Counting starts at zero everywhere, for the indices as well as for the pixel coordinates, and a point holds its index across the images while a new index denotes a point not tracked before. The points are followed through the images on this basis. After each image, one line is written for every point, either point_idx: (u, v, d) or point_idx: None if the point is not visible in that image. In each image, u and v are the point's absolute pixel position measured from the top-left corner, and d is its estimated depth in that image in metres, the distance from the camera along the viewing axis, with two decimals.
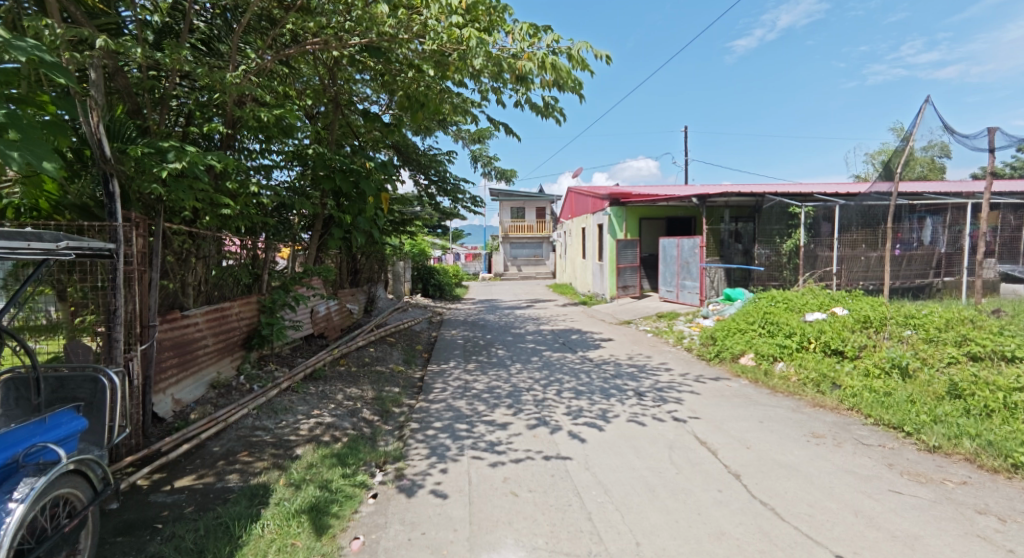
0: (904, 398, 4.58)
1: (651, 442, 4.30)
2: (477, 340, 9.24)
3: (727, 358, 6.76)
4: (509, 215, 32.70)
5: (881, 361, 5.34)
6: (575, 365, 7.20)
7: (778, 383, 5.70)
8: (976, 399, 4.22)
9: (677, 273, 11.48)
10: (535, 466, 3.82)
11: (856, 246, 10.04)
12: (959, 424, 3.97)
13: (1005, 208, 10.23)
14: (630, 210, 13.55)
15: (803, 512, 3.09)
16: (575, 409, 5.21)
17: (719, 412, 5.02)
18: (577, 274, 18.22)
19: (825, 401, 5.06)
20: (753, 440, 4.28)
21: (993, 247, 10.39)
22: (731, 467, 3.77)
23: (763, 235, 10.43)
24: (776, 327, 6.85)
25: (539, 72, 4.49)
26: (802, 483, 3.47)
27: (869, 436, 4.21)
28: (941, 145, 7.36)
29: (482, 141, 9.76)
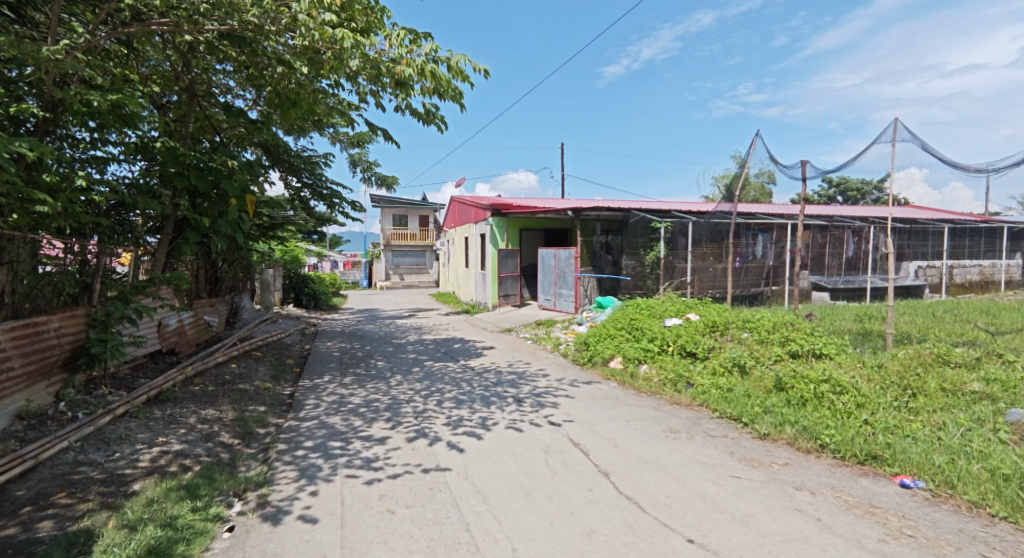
0: (742, 393, 5.25)
1: (528, 448, 4.42)
2: (355, 352, 8.82)
3: (599, 362, 7.23)
4: (390, 222, 31.86)
5: (725, 360, 6.08)
6: (457, 374, 7.19)
7: (643, 384, 6.22)
8: (794, 391, 4.96)
9: (554, 282, 12.05)
10: (413, 480, 3.72)
11: (705, 258, 11.41)
12: (782, 414, 4.64)
13: (814, 229, 12.30)
14: (511, 221, 13.92)
15: (662, 502, 3.38)
16: (456, 418, 5.20)
17: (592, 414, 5.33)
18: (460, 282, 18.25)
19: (681, 399, 5.61)
20: (620, 439, 4.60)
21: (806, 261, 12.41)
22: (601, 466, 4.02)
23: (630, 247, 11.12)
24: (640, 332, 7.48)
25: (418, 79, 4.46)
26: (661, 476, 3.80)
27: (715, 429, 4.76)
28: (768, 173, 8.57)
29: (361, 145, 9.42)
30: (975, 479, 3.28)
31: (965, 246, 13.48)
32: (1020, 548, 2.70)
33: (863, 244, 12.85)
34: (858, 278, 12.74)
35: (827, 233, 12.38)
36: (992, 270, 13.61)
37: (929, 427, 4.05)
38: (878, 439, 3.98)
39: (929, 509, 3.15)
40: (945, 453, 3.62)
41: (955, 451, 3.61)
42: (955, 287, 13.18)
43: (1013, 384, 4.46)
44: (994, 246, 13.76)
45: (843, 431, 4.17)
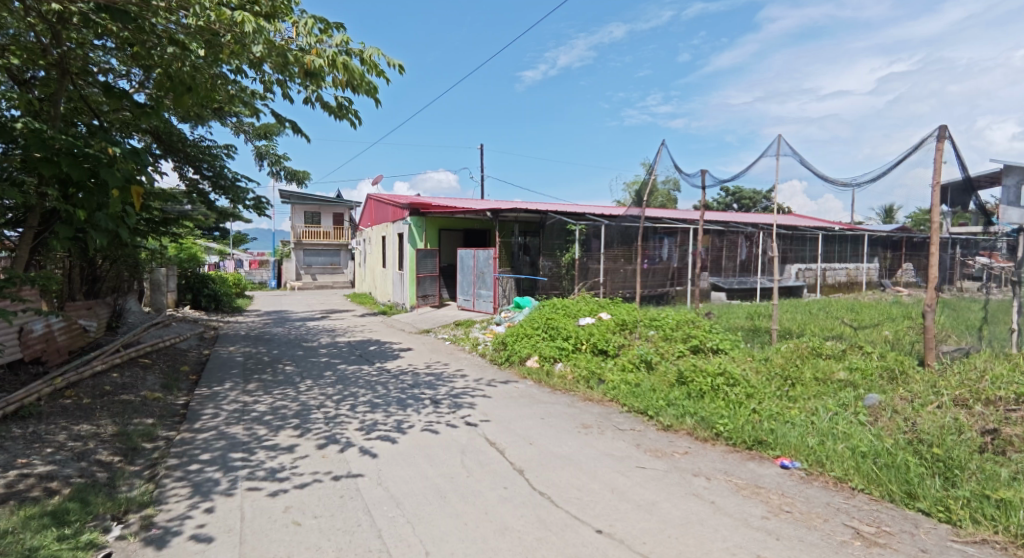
0: (648, 388, 5.57)
1: (444, 449, 4.38)
2: (260, 357, 8.27)
3: (516, 361, 7.36)
4: (302, 219, 30.27)
5: (633, 357, 6.41)
6: (372, 377, 6.97)
7: (557, 382, 6.40)
8: (694, 384, 5.34)
9: (473, 282, 12.06)
10: (322, 489, 3.55)
11: (616, 260, 11.96)
12: (683, 406, 4.97)
13: (713, 233, 13.31)
14: (429, 220, 13.74)
15: (573, 496, 3.49)
16: (370, 423, 5.04)
17: (507, 413, 5.39)
18: (377, 282, 17.73)
19: (593, 395, 5.85)
20: (535, 436, 4.69)
21: (707, 263, 13.37)
22: (516, 463, 4.08)
23: (546, 249, 11.57)
24: (556, 331, 7.67)
25: (330, 70, 4.27)
26: (573, 470, 3.92)
27: (623, 422, 5.01)
28: (673, 180, 9.15)
29: (269, 137, 8.86)
30: (839, 457, 3.71)
31: (835, 251, 15.22)
32: (874, 515, 3.09)
33: (754, 249, 14.09)
34: (750, 279, 13.96)
35: (724, 238, 13.46)
36: (857, 272, 15.47)
37: (805, 413, 4.52)
38: (764, 425, 4.38)
39: (803, 487, 3.51)
40: (817, 435, 4.06)
41: (825, 433, 4.06)
42: (827, 287, 14.83)
43: (870, 372, 5.09)
44: (858, 251, 15.67)
45: (735, 419, 4.54)
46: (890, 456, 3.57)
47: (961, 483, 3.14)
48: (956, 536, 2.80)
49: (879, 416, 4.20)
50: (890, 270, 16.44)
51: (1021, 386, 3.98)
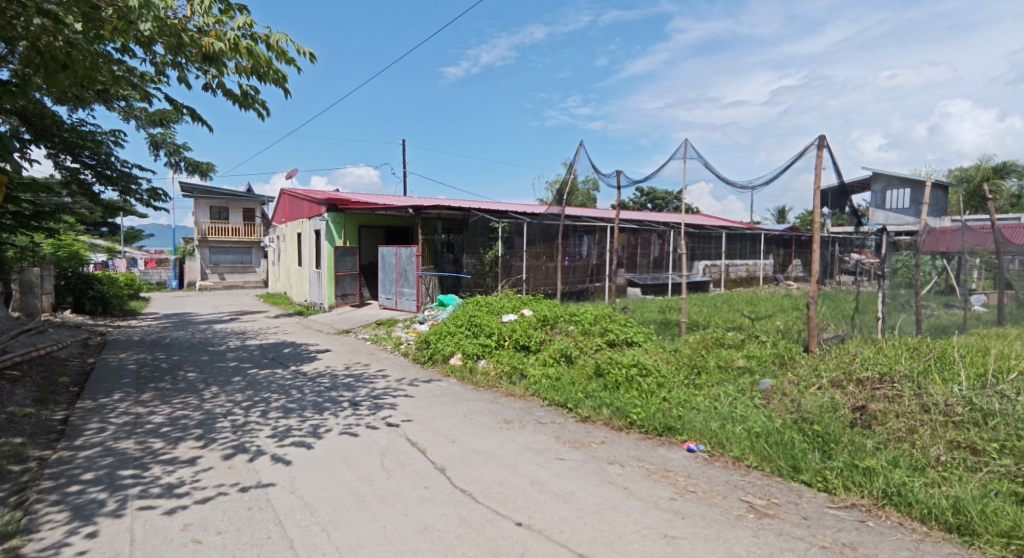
0: (568, 381, 5.74)
1: (363, 452, 4.25)
2: (157, 364, 7.57)
3: (439, 360, 7.36)
4: (207, 214, 28.08)
5: (554, 352, 6.58)
6: (285, 381, 6.61)
7: (480, 379, 6.44)
8: (610, 376, 5.58)
9: (395, 281, 11.80)
10: (227, 502, 3.32)
11: (538, 257, 12.18)
12: (600, 397, 5.18)
13: (628, 232, 13.98)
14: (348, 217, 13.24)
15: (494, 491, 3.52)
16: (282, 429, 4.78)
17: (430, 412, 5.34)
18: (292, 282, 16.84)
19: (515, 390, 5.94)
20: (457, 434, 4.68)
21: (623, 260, 13.98)
22: (437, 462, 4.05)
23: (470, 247, 11.52)
24: (479, 328, 7.68)
25: (231, 55, 3.99)
26: (495, 466, 3.96)
27: (544, 416, 5.13)
28: (592, 180, 9.46)
29: (165, 124, 8.13)
30: (737, 438, 4.03)
31: (737, 249, 16.49)
32: (765, 489, 3.39)
33: (665, 246, 14.95)
34: (662, 276, 14.81)
35: (638, 236, 14.19)
36: (755, 268, 16.86)
37: (709, 399, 4.87)
38: (672, 412, 4.66)
39: (706, 468, 3.78)
40: (719, 419, 4.38)
41: (725, 416, 4.40)
42: (730, 282, 16.03)
43: (764, 359, 5.58)
44: (756, 249, 17.06)
45: (647, 408, 4.79)
46: (779, 434, 3.93)
47: (836, 455, 3.53)
48: (831, 502, 3.15)
49: (771, 398, 4.61)
50: (783, 265, 18.07)
51: (884, 366, 4.53)
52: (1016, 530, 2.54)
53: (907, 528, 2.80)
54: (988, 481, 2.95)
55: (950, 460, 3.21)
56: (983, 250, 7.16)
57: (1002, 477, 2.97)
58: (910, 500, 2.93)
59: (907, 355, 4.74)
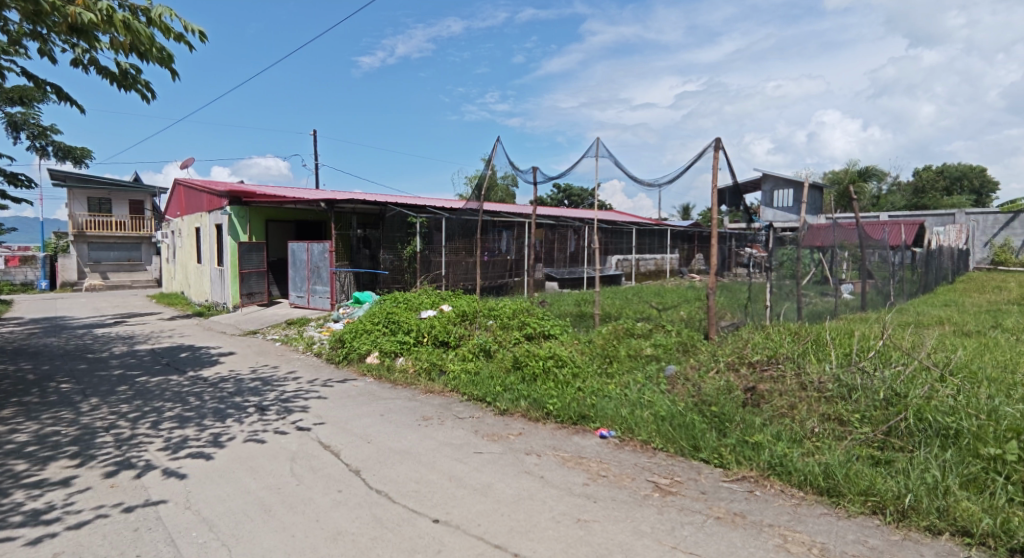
0: (487, 375, 5.78)
1: (270, 459, 4.00)
2: (23, 375, 6.66)
3: (355, 359, 7.12)
4: (84, 206, 25.07)
5: (473, 346, 6.59)
6: (181, 388, 6.08)
7: (398, 377, 6.31)
8: (528, 368, 5.68)
9: (307, 278, 11.23)
10: (109, 525, 3.00)
11: (458, 253, 12.05)
12: (519, 390, 5.26)
13: (545, 227, 14.37)
14: (253, 210, 12.38)
15: (410, 490, 3.46)
16: (177, 440, 4.40)
17: (344, 413, 5.15)
18: (190, 280, 15.48)
19: (434, 387, 5.89)
20: (373, 434, 4.56)
21: (541, 255, 14.34)
22: (352, 464, 3.92)
23: (387, 241, 11.38)
24: (396, 325, 7.51)
25: (104, 29, 3.60)
26: (412, 464, 3.89)
27: (463, 411, 5.14)
28: (511, 176, 9.55)
29: (27, 102, 7.14)
30: (645, 422, 4.26)
31: (646, 244, 17.44)
32: (669, 469, 3.63)
33: (581, 242, 15.50)
34: (578, 270, 15.32)
35: (555, 231, 14.63)
36: (662, 262, 17.94)
37: (620, 386, 5.11)
38: (586, 401, 4.84)
39: (617, 453, 3.97)
40: (628, 405, 4.61)
41: (635, 402, 4.65)
42: (641, 275, 16.93)
43: (669, 347, 5.95)
44: (663, 244, 18.13)
45: (562, 398, 4.94)
46: (681, 416, 4.21)
47: (730, 432, 3.85)
48: (725, 476, 3.43)
49: (675, 384, 4.92)
50: (687, 259, 19.37)
51: (771, 350, 5.00)
52: (872, 488, 2.91)
53: (787, 494, 3.12)
54: (852, 447, 3.35)
55: (822, 430, 3.61)
56: (851, 244, 8.13)
57: (863, 443, 3.38)
58: (790, 469, 3.26)
59: (790, 339, 5.26)
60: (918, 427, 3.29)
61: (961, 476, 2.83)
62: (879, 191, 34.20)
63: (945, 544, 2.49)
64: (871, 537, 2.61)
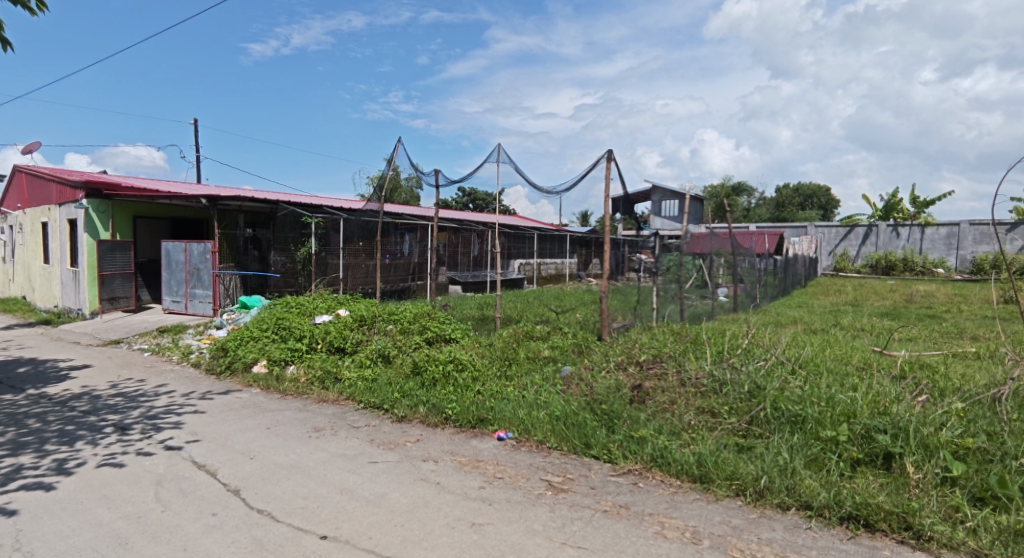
0: (384, 381, 5.61)
1: (129, 485, 3.56)
2: None
3: (239, 369, 6.56)
4: None
5: (371, 352, 6.36)
6: (17, 408, 5.22)
7: (288, 387, 5.92)
8: (427, 373, 5.60)
9: (184, 281, 10.18)
10: None
11: (357, 255, 11.73)
12: (417, 396, 5.16)
13: (449, 231, 14.40)
14: (118, 205, 11.00)
15: (296, 506, 3.25)
16: (8, 470, 3.76)
17: (224, 428, 4.72)
18: (35, 283, 13.38)
19: (328, 396, 5.60)
20: (258, 449, 4.23)
21: (444, 257, 14.36)
22: (230, 483, 3.60)
23: (278, 243, 10.88)
24: (288, 331, 7.06)
25: None
26: (300, 479, 3.66)
27: (358, 420, 4.94)
28: (414, 178, 9.37)
29: None
30: (541, 422, 4.37)
31: (547, 249, 18.00)
32: (562, 467, 3.76)
33: (484, 245, 15.63)
34: (482, 273, 15.43)
35: (458, 235, 14.68)
36: (562, 266, 18.60)
37: (519, 388, 5.21)
38: (485, 404, 4.87)
39: (513, 454, 4.04)
40: (525, 407, 4.71)
41: (532, 404, 4.76)
42: (542, 279, 17.43)
43: (566, 348, 6.19)
44: (563, 249, 18.82)
45: (461, 402, 4.93)
46: (575, 415, 4.38)
47: (618, 429, 4.08)
48: (613, 471, 3.62)
49: (570, 384, 5.12)
50: (585, 264, 20.30)
51: (655, 349, 5.37)
52: (736, 472, 3.22)
53: (666, 484, 3.37)
54: (720, 437, 3.70)
55: (697, 422, 3.94)
56: (725, 251, 8.99)
57: (729, 432, 3.74)
58: (669, 460, 3.52)
59: (672, 339, 5.69)
60: (774, 415, 3.69)
61: (806, 456, 3.23)
62: (748, 205, 38.24)
63: (792, 518, 2.83)
64: (734, 517, 2.89)
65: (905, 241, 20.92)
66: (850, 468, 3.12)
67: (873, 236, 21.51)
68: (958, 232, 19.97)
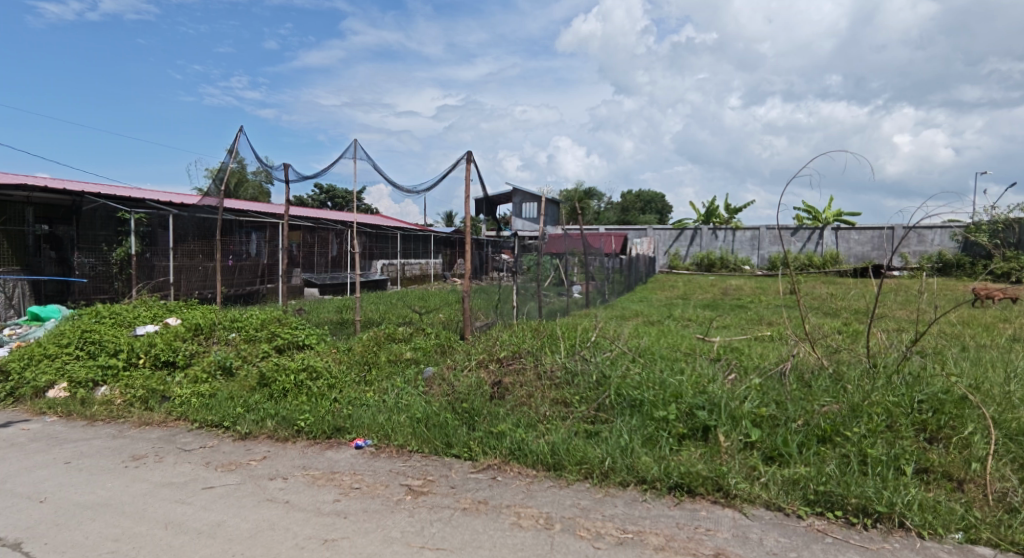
0: (224, 396, 5.02)
1: None
2: None
3: (27, 396, 5.39)
4: None
5: (207, 365, 5.64)
6: None
7: (97, 411, 5.01)
8: (276, 384, 5.14)
9: None
10: None
11: (192, 256, 10.40)
12: (264, 408, 4.72)
13: (303, 230, 13.50)
14: None
15: (104, 552, 2.76)
16: None
17: (2, 469, 3.83)
18: None
19: (152, 417, 4.86)
20: (51, 489, 3.51)
21: (298, 259, 13.45)
22: (9, 537, 2.93)
23: (86, 242, 9.15)
24: (97, 346, 5.99)
25: None
26: (110, 518, 3.12)
27: (190, 441, 4.36)
28: (262, 172, 8.55)
29: None
30: (402, 426, 4.27)
31: (411, 249, 17.72)
32: (422, 469, 3.72)
33: (343, 245, 14.93)
34: (341, 275, 14.67)
35: (313, 234, 13.82)
36: (427, 267, 18.45)
37: (379, 393, 5.04)
38: (342, 411, 4.62)
39: (372, 462, 3.89)
40: (386, 411, 4.57)
41: (392, 408, 4.62)
42: (406, 279, 17.09)
43: (428, 349, 6.14)
44: (427, 249, 18.67)
45: (315, 412, 4.62)
46: (436, 416, 4.35)
47: (478, 425, 4.14)
48: (473, 467, 3.68)
49: (432, 384, 5.09)
50: (449, 264, 20.45)
51: (515, 346, 5.57)
52: (585, 457, 3.46)
53: (522, 475, 3.50)
54: (572, 425, 3.96)
55: (551, 413, 4.16)
56: (577, 251, 9.66)
57: (580, 420, 4.03)
58: (525, 451, 3.67)
59: (531, 335, 5.95)
60: (617, 401, 4.05)
61: (642, 436, 3.60)
62: (598, 207, 41.52)
63: (631, 493, 3.13)
64: (583, 498, 3.11)
65: (722, 242, 24.37)
66: (677, 442, 3.54)
67: (698, 238, 24.72)
68: (759, 235, 23.83)
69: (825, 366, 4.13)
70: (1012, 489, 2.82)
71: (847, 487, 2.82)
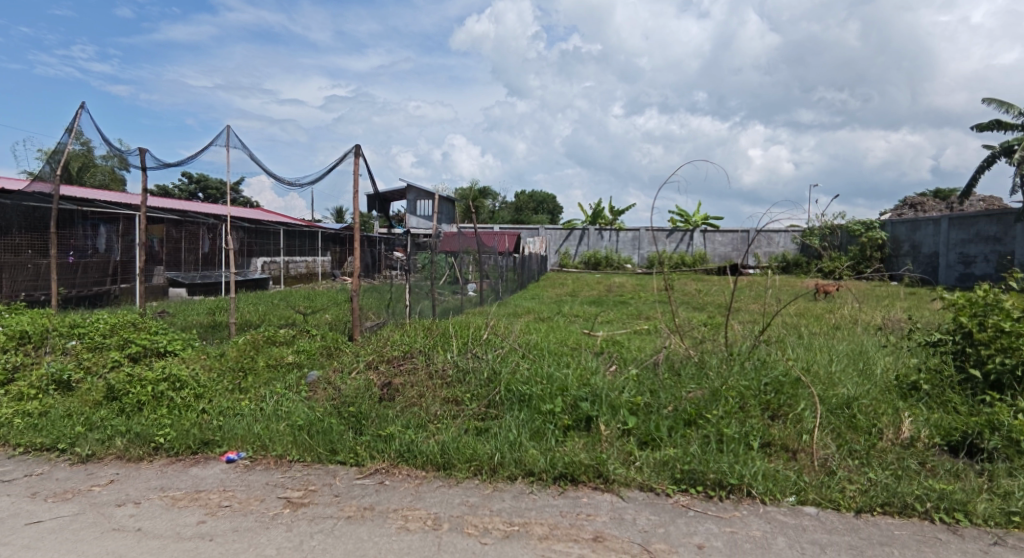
0: (59, 415, 4.32)
1: None
2: None
3: None
4: None
5: (38, 379, 4.81)
6: None
7: None
8: (129, 397, 4.52)
9: None
10: None
11: (19, 251, 8.83)
12: (112, 426, 4.14)
13: (166, 224, 12.12)
14: None
15: None
16: None
17: None
18: None
19: None
20: None
21: (161, 256, 12.05)
22: None
23: None
24: None
25: None
26: None
27: (12, 470, 3.69)
28: (112, 156, 7.48)
29: None
30: (280, 436, 3.98)
31: (296, 246, 16.62)
32: (303, 479, 3.49)
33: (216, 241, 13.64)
34: (214, 273, 13.36)
35: (179, 229, 12.46)
36: (313, 265, 17.41)
37: (254, 401, 4.64)
38: (210, 424, 4.20)
39: (245, 476, 3.58)
40: (262, 421, 4.23)
41: (269, 417, 4.29)
42: (290, 279, 15.99)
43: (312, 352, 5.79)
44: (314, 246, 17.63)
45: (177, 425, 4.14)
46: (319, 422, 4.10)
47: (365, 429, 3.98)
48: (358, 473, 3.53)
49: (316, 389, 4.80)
50: (338, 262, 19.53)
51: (405, 345, 5.44)
52: (473, 454, 3.48)
53: (411, 477, 3.43)
54: (462, 423, 3.96)
55: (442, 413, 4.12)
56: (471, 251, 9.70)
57: (470, 418, 4.04)
58: (414, 453, 3.60)
59: (422, 334, 5.85)
60: (506, 396, 4.13)
61: (530, 430, 3.70)
62: (493, 207, 42.02)
63: (519, 486, 3.20)
64: (471, 495, 3.12)
65: (608, 242, 25.84)
66: (562, 434, 3.68)
67: (587, 238, 25.98)
68: (640, 236, 25.65)
69: (691, 356, 4.55)
70: (832, 455, 3.33)
71: (706, 464, 3.12)
